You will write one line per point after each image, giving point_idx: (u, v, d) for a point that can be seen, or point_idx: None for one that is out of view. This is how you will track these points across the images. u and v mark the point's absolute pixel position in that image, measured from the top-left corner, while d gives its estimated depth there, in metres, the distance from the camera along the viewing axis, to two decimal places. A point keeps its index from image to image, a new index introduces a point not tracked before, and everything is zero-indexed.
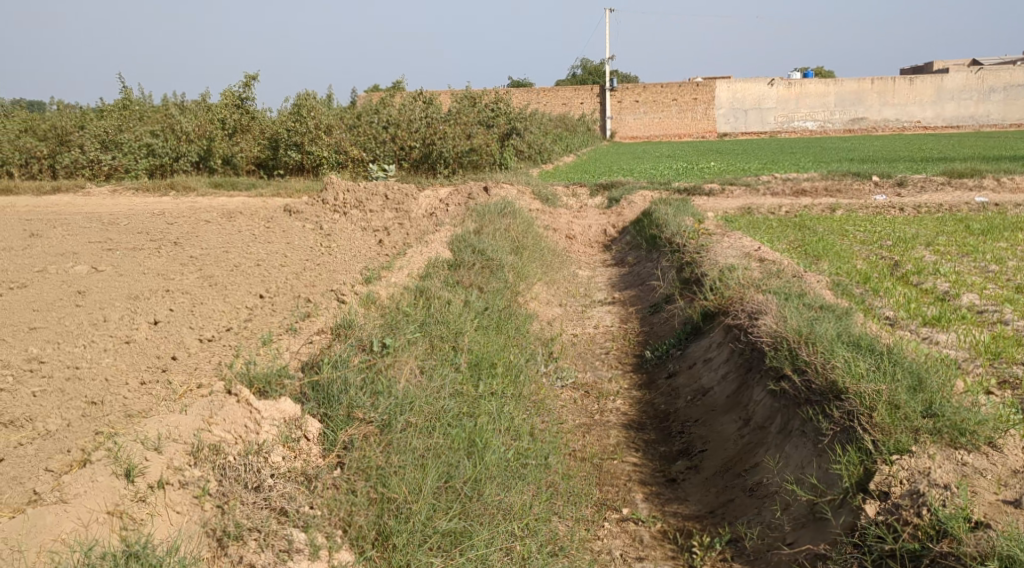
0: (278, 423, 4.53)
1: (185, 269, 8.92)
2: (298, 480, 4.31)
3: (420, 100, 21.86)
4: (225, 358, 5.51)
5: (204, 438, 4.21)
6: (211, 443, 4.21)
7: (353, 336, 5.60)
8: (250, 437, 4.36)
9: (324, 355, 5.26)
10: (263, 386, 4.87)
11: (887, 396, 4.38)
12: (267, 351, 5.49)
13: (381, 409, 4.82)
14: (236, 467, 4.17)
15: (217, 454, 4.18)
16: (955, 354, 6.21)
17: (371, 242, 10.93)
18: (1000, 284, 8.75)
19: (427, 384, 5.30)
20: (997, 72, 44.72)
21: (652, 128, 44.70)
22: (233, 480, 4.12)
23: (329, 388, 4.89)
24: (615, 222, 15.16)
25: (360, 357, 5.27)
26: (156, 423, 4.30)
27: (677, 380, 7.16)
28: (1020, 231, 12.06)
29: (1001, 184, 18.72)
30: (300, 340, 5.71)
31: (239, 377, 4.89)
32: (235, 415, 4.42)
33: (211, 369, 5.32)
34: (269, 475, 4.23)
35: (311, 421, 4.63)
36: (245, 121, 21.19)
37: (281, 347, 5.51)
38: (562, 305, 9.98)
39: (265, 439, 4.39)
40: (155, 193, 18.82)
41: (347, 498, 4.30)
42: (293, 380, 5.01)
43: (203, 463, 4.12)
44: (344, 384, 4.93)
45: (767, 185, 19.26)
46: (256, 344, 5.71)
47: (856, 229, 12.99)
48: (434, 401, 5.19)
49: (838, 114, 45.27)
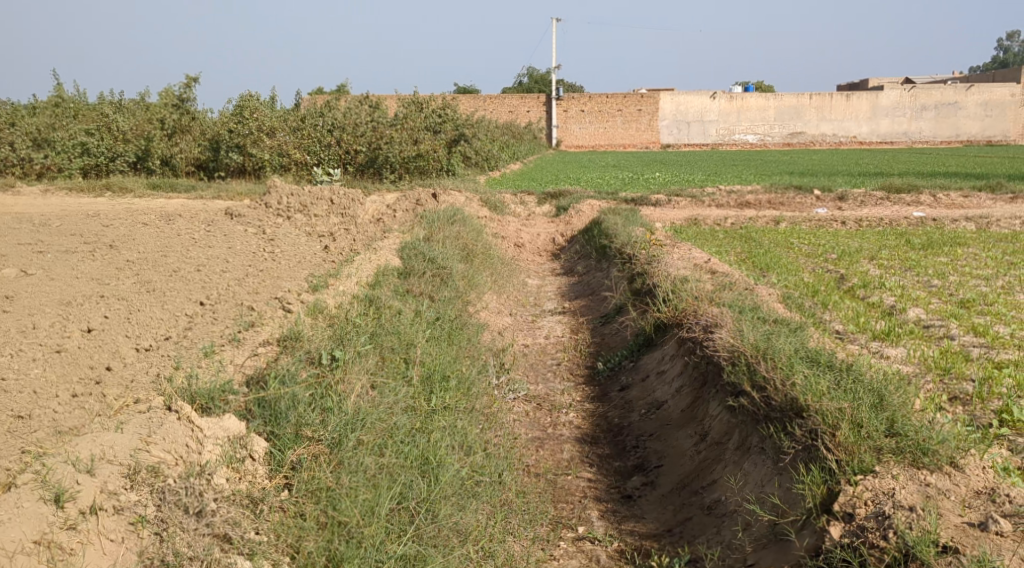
0: (221, 441, 4.31)
1: (121, 273, 8.56)
2: (243, 504, 4.09)
3: (367, 104, 21.52)
4: (163, 369, 5.23)
5: (142, 459, 3.96)
6: (149, 465, 3.96)
7: (301, 349, 5.40)
8: (191, 457, 4.13)
9: (270, 369, 5.04)
10: (205, 402, 4.63)
11: (849, 415, 4.36)
12: (209, 362, 5.24)
13: (330, 428, 4.63)
14: (176, 492, 3.91)
15: (155, 476, 3.93)
16: (906, 369, 6.24)
17: (317, 248, 10.66)
18: (944, 299, 8.89)
19: (379, 399, 5.11)
20: (929, 91, 46.10)
21: (597, 138, 45.11)
22: (173, 505, 3.87)
23: (276, 404, 4.68)
24: (564, 231, 15.09)
25: (308, 372, 5.08)
26: (88, 443, 4.03)
27: (629, 393, 7.08)
28: (959, 246, 12.31)
29: (937, 199, 19.18)
30: (244, 351, 5.46)
31: (180, 392, 4.64)
32: (175, 433, 4.19)
33: (149, 381, 5.05)
34: (212, 499, 3.99)
35: (256, 440, 4.43)
36: (185, 121, 20.65)
37: (224, 359, 5.26)
38: (512, 314, 9.84)
39: (207, 460, 4.16)
40: (89, 193, 18.23)
41: (295, 522, 4.12)
42: (237, 395, 4.78)
43: (140, 487, 3.87)
44: (292, 400, 4.73)
45: (712, 197, 19.42)
46: (196, 353, 5.43)
47: (801, 242, 13.14)
48: (386, 417, 5.00)
49: (778, 128, 46.13)
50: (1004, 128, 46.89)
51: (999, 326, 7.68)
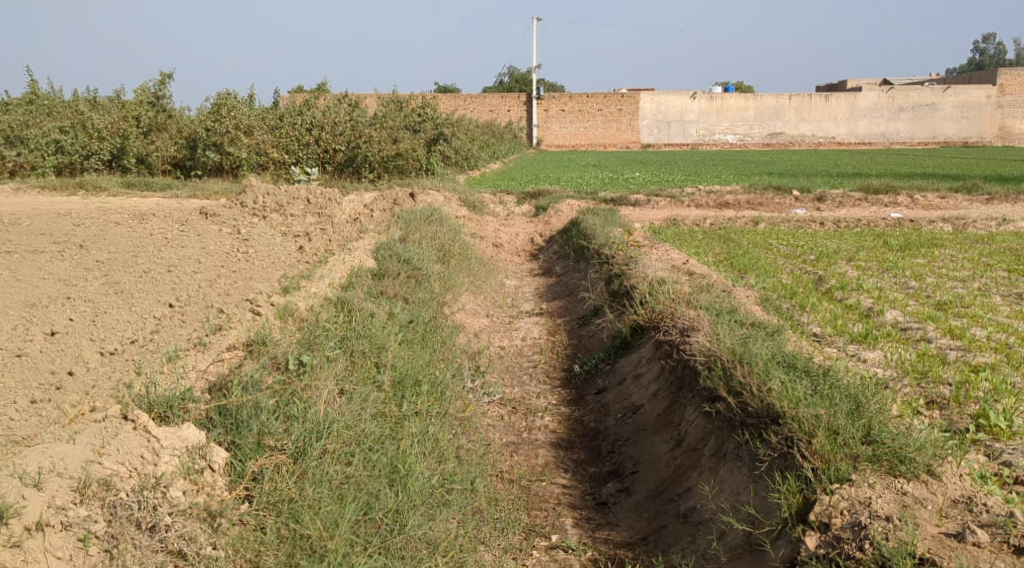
0: (179, 452, 4.18)
1: (90, 274, 8.37)
2: (200, 517, 3.97)
3: (346, 103, 21.30)
4: (125, 375, 5.07)
5: (93, 472, 3.83)
6: (101, 478, 3.82)
7: (268, 355, 5.27)
8: (146, 469, 4.01)
9: (233, 376, 4.92)
10: (163, 411, 4.51)
11: (825, 422, 4.30)
12: (173, 368, 5.09)
13: (294, 437, 4.53)
14: (128, 506, 3.79)
15: (107, 489, 3.79)
16: (883, 373, 6.20)
17: (291, 248, 10.51)
18: (921, 301, 8.88)
19: (348, 406, 5.00)
20: (906, 92, 46.43)
21: (577, 137, 45.13)
22: (125, 520, 3.75)
23: (237, 413, 4.56)
24: (543, 231, 15.01)
25: (274, 378, 4.96)
26: (37, 455, 3.90)
27: (606, 397, 6.99)
28: (937, 247, 12.34)
29: (914, 201, 19.26)
30: (209, 356, 5.32)
31: (137, 401, 4.51)
32: (130, 444, 4.07)
33: (111, 387, 4.90)
34: (167, 513, 3.87)
35: (217, 450, 4.31)
36: (161, 119, 20.38)
37: (188, 364, 5.12)
38: (489, 316, 9.75)
39: (163, 471, 4.03)
40: (63, 192, 17.95)
41: (254, 536, 4.02)
42: (197, 404, 4.65)
43: (90, 501, 3.73)
44: (254, 409, 4.61)
45: (692, 198, 19.41)
46: (159, 359, 5.28)
47: (779, 243, 13.12)
48: (354, 423, 4.89)
49: (758, 128, 46.30)
50: (980, 130, 47.28)
51: (976, 329, 7.67)
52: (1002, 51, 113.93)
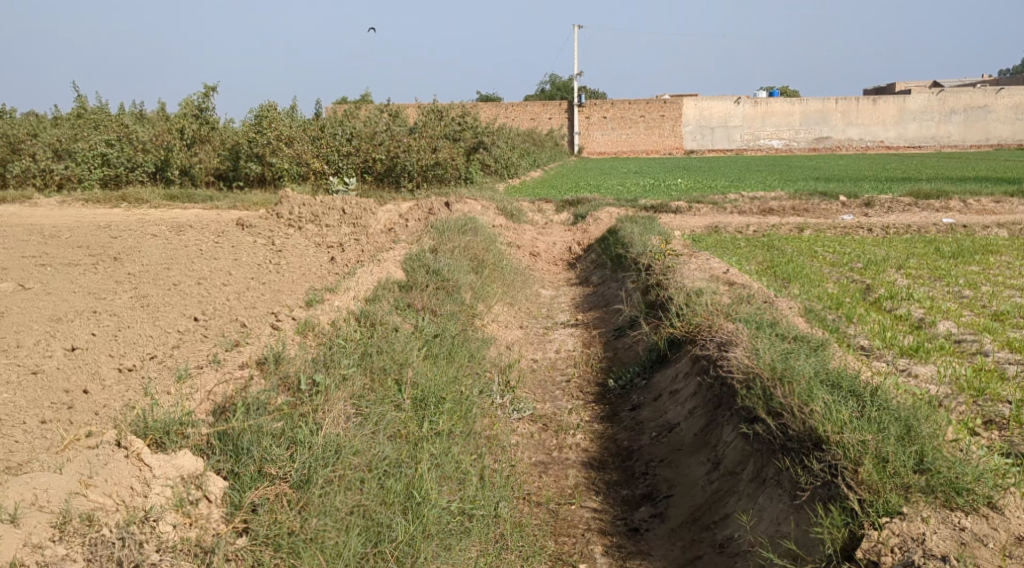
0: (172, 482, 4.05)
1: (119, 288, 8.29)
2: (190, 554, 3.82)
3: (386, 112, 21.23)
4: (135, 396, 4.91)
5: (75, 506, 3.70)
6: (83, 512, 3.69)
7: (279, 374, 5.07)
8: (135, 502, 3.86)
9: (238, 397, 4.74)
10: (160, 437, 4.35)
11: (872, 448, 3.98)
12: (181, 388, 4.91)
13: (298, 464, 4.35)
14: (110, 544, 3.64)
15: (89, 525, 3.65)
16: (936, 390, 5.82)
17: (323, 259, 10.36)
18: (976, 311, 8.42)
19: (361, 429, 4.82)
20: (957, 95, 45.30)
21: (620, 145, 44.61)
22: (105, 560, 3.60)
23: (238, 439, 4.40)
24: (581, 239, 14.72)
25: (282, 400, 4.78)
26: (20, 486, 3.76)
27: (641, 414, 6.68)
28: (992, 254, 11.81)
29: (967, 205, 18.61)
30: (222, 373, 5.13)
31: (133, 426, 4.35)
32: (119, 474, 3.94)
33: (119, 409, 4.74)
34: (154, 551, 3.73)
35: (213, 480, 4.15)
36: (205, 131, 20.50)
37: (197, 384, 4.95)
38: (522, 327, 9.50)
39: (153, 504, 3.89)
40: (106, 204, 18.10)
41: None
42: (197, 428, 4.49)
43: (70, 539, 3.60)
44: (256, 434, 4.44)
45: (734, 204, 18.97)
46: (170, 379, 5.11)
47: (825, 251, 12.67)
48: (369, 445, 4.72)
49: (803, 133, 45.46)
50: None
51: None
52: None
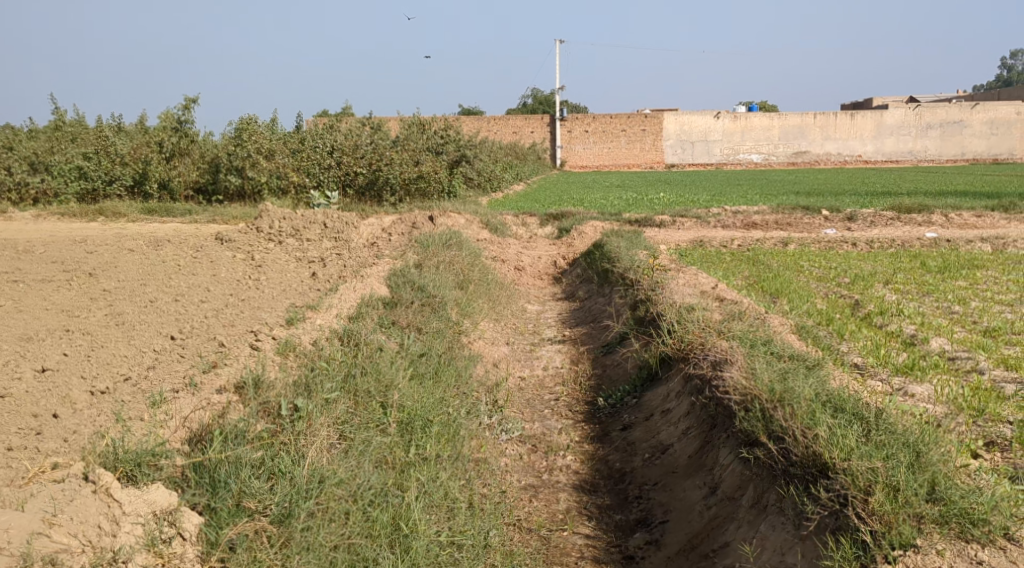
0: (144, 519, 3.83)
1: (94, 305, 8.02)
2: None
3: (368, 125, 21.01)
4: (107, 422, 4.67)
5: (37, 548, 3.46)
6: (46, 555, 3.45)
7: (258, 400, 4.86)
8: (103, 543, 3.64)
9: (215, 425, 4.54)
10: (131, 470, 4.08)
11: (883, 476, 3.94)
12: (156, 414, 4.68)
13: (280, 499, 4.19)
14: None
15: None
16: (935, 410, 5.69)
17: (305, 275, 10.14)
18: (968, 327, 8.32)
19: (346, 459, 4.67)
20: (933, 110, 45.72)
21: (601, 158, 44.71)
22: None
23: (215, 471, 4.21)
24: (566, 254, 14.55)
25: (262, 428, 4.60)
26: None
27: (632, 434, 6.50)
28: (978, 269, 11.75)
29: (949, 219, 18.63)
30: (198, 398, 4.90)
31: (102, 457, 4.09)
32: (86, 511, 3.73)
33: (89, 436, 4.50)
34: None
35: (188, 516, 3.95)
36: (184, 144, 20.02)
37: (172, 409, 4.73)
38: (509, 343, 9.31)
39: (122, 544, 3.66)
40: (83, 218, 17.77)
41: None
42: (170, 459, 4.23)
43: None
44: (234, 467, 4.25)
45: (718, 218, 18.90)
46: (144, 403, 4.87)
47: (811, 265, 12.58)
48: (356, 474, 4.59)
49: (783, 147, 45.68)
50: (1010, 147, 46.30)
51: None
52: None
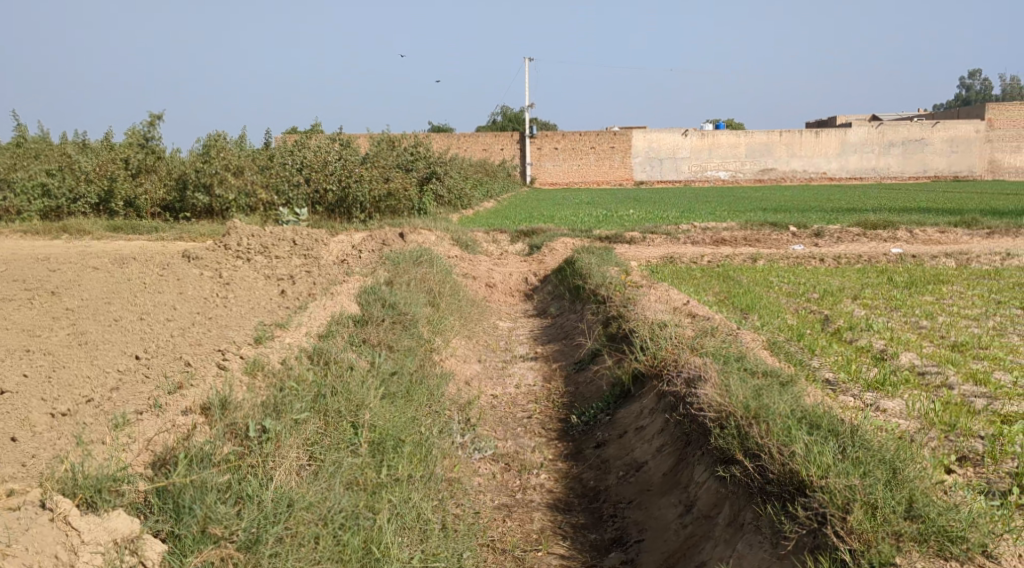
0: (104, 548, 3.70)
1: (56, 324, 7.83)
2: None
3: (338, 142, 20.77)
4: (67, 445, 4.52)
5: None
6: None
7: (225, 420, 4.74)
8: None
9: (179, 447, 4.42)
10: (90, 496, 3.95)
11: (860, 494, 3.92)
12: (118, 435, 4.55)
13: (246, 524, 4.08)
14: None
15: None
16: (907, 425, 5.70)
17: (273, 293, 10.00)
18: (936, 342, 8.39)
19: (316, 482, 4.57)
20: (896, 128, 46.50)
21: (570, 175, 44.93)
22: None
23: (179, 496, 4.09)
24: (537, 270, 14.50)
25: (229, 451, 4.49)
26: None
27: (606, 451, 6.45)
28: (944, 284, 11.88)
29: (914, 235, 18.89)
30: (162, 418, 4.78)
31: (59, 483, 3.96)
32: (42, 541, 3.60)
33: (48, 461, 4.36)
34: None
35: (151, 543, 3.84)
36: (150, 161, 19.65)
37: (135, 431, 4.59)
38: (481, 361, 9.23)
39: None
40: (46, 236, 17.44)
41: None
42: (132, 485, 4.10)
43: None
44: (199, 490, 4.13)
45: (687, 235, 19.00)
46: (106, 425, 4.74)
47: (780, 281, 12.66)
48: (326, 497, 4.49)
49: (750, 164, 46.17)
50: (971, 164, 47.18)
51: (999, 373, 7.19)
52: (987, 87, 115.01)
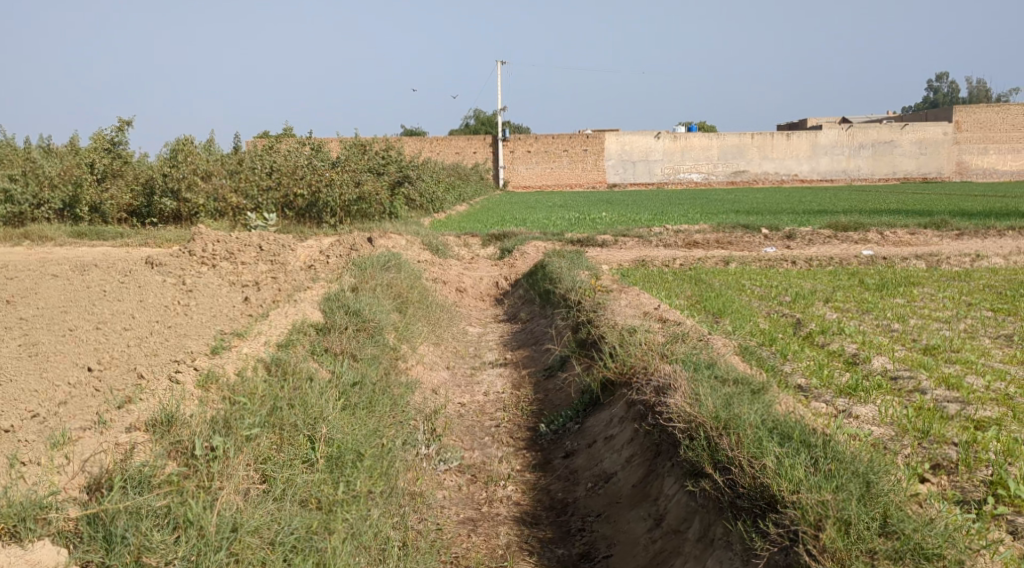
0: None
1: (9, 334, 7.56)
2: None
3: (308, 146, 20.45)
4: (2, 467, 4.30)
5: None
6: None
7: (170, 438, 4.55)
8: None
9: (117, 469, 4.23)
10: (13, 526, 3.87)
11: (834, 510, 3.79)
12: (54, 459, 4.36)
13: (184, 552, 3.90)
14: None
15: None
16: (880, 432, 5.60)
17: (236, 300, 9.76)
18: (907, 346, 8.33)
19: (265, 504, 4.38)
20: (866, 130, 46.87)
21: (544, 178, 44.83)
22: None
23: (112, 523, 3.94)
24: (508, 274, 14.31)
25: (172, 471, 4.31)
26: None
27: (575, 461, 6.29)
28: (914, 286, 11.87)
29: (885, 237, 18.96)
30: (104, 439, 4.59)
31: None
32: None
33: None
34: None
35: None
36: (117, 165, 19.21)
37: (71, 454, 4.41)
38: (449, 368, 9.05)
39: None
40: (7, 242, 17.02)
41: None
42: (61, 510, 3.99)
43: None
44: (133, 517, 3.97)
45: (660, 238, 18.92)
46: (45, 446, 4.51)
47: (752, 284, 12.59)
48: (275, 520, 4.30)
49: (722, 167, 46.35)
50: (939, 166, 47.66)
51: (971, 377, 7.12)
52: (954, 90, 116.52)
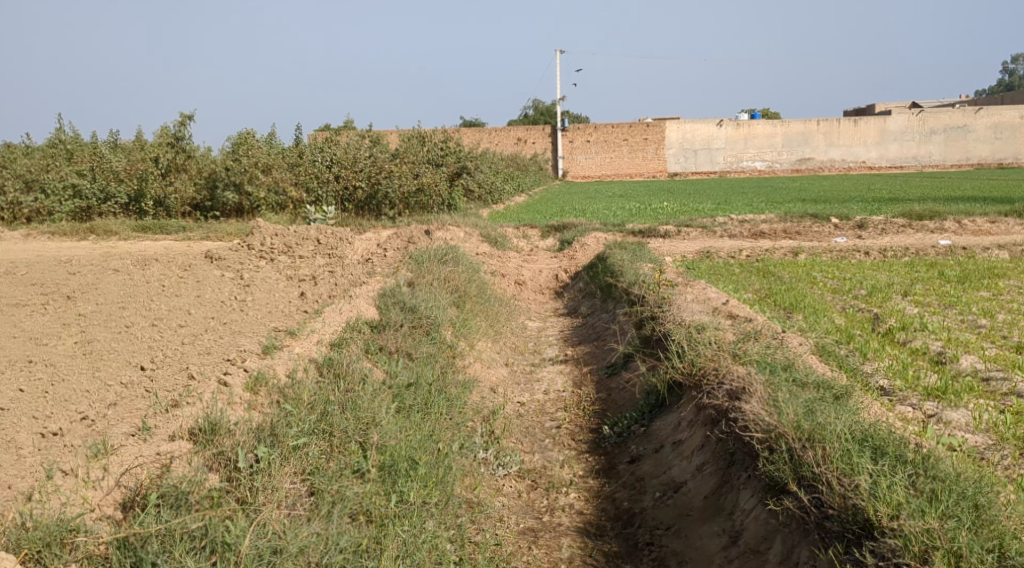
0: None
1: (66, 331, 7.50)
2: None
3: (367, 138, 20.37)
4: (40, 482, 4.17)
5: None
6: None
7: (209, 455, 4.41)
8: None
9: (153, 488, 4.10)
10: (39, 550, 3.70)
11: (941, 540, 3.53)
12: (91, 475, 4.22)
13: None
14: None
15: None
16: (975, 440, 5.15)
17: (293, 295, 9.62)
18: (997, 344, 7.75)
19: (311, 523, 4.18)
20: (937, 115, 45.16)
21: (604, 168, 44.22)
22: None
23: (145, 548, 3.79)
24: (568, 267, 13.96)
25: (213, 489, 4.16)
26: None
27: (641, 468, 5.95)
28: (1000, 278, 11.18)
29: (962, 226, 18.06)
30: (146, 452, 4.43)
31: (8, 536, 3.73)
32: None
33: (16, 500, 4.01)
34: None
35: None
36: (180, 159, 19.30)
37: (110, 467, 4.27)
38: (508, 365, 8.76)
39: None
40: (74, 237, 17.27)
41: None
42: (93, 533, 3.84)
43: None
44: (165, 542, 3.81)
45: (724, 228, 18.34)
46: (85, 459, 4.37)
47: (824, 276, 12.03)
48: (321, 540, 4.08)
49: (786, 154, 45.17)
50: (1015, 151, 45.74)
51: None
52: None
